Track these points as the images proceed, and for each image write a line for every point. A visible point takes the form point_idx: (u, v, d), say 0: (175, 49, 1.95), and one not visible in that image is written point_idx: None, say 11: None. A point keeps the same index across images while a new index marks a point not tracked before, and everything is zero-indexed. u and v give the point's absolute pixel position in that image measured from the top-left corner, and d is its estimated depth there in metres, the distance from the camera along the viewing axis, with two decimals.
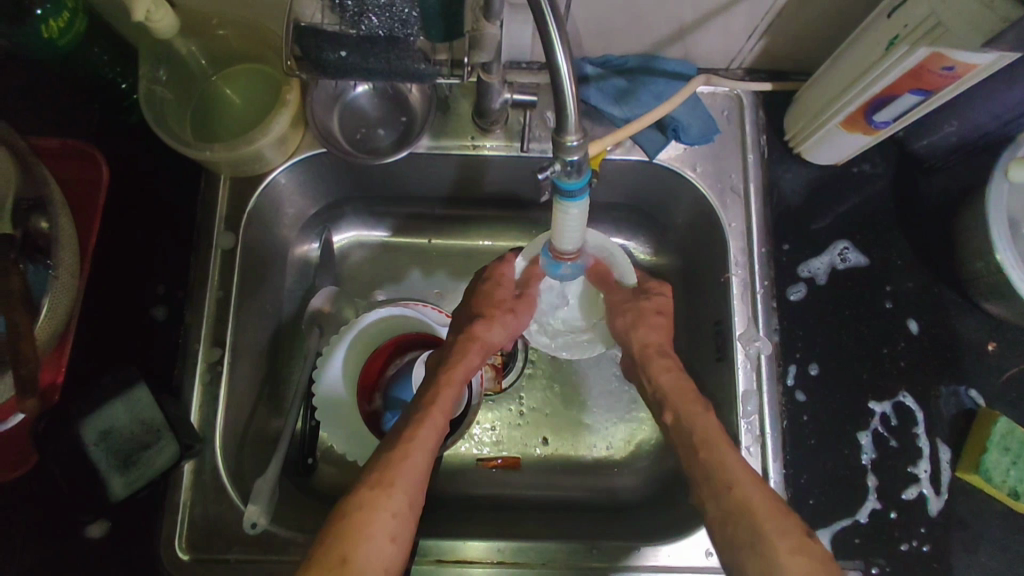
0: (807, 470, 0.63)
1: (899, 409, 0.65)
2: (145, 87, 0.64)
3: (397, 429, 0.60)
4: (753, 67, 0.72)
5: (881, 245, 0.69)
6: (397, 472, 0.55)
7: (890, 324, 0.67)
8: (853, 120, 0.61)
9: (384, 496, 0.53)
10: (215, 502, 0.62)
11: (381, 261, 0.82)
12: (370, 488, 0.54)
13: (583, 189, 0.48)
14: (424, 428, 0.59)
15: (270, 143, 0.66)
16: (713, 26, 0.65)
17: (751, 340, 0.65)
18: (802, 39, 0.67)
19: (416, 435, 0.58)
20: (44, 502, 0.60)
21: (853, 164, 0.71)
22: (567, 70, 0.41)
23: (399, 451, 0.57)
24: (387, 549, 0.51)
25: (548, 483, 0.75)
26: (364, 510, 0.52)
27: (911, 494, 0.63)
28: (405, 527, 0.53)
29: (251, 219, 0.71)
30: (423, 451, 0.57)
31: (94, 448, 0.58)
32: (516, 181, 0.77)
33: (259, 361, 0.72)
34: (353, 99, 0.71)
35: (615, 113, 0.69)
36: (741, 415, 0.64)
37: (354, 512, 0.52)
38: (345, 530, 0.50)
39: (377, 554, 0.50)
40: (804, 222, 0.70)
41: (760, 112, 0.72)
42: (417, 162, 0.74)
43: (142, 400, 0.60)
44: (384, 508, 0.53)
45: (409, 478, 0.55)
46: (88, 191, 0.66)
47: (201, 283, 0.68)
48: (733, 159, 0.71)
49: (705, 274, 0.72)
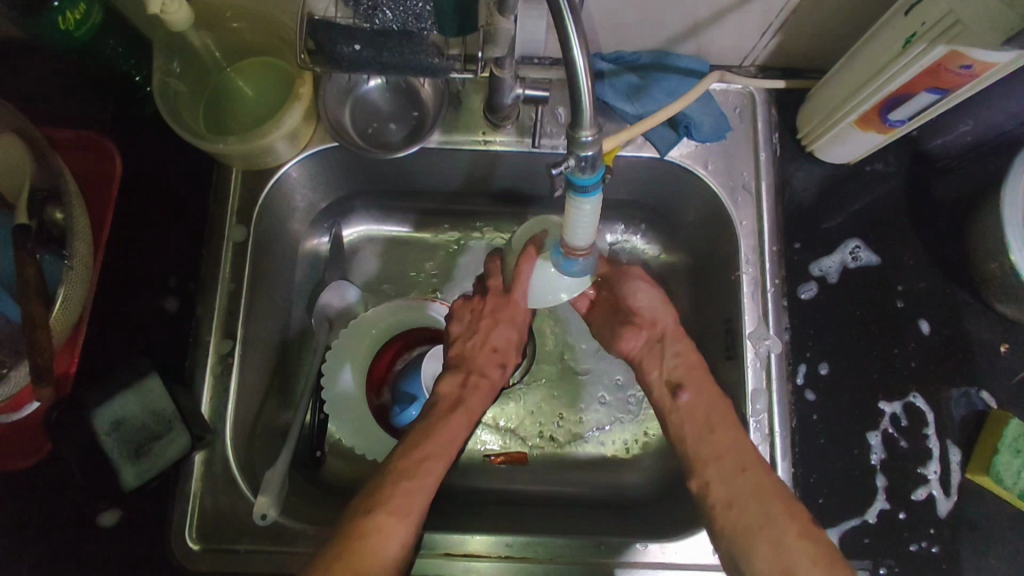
0: (816, 470, 0.63)
1: (909, 409, 0.65)
2: (159, 80, 0.65)
3: (409, 450, 0.60)
4: (766, 64, 0.72)
5: (893, 244, 0.69)
6: (411, 500, 0.56)
7: (902, 324, 0.67)
8: (868, 118, 0.61)
9: (398, 525, 0.54)
10: (226, 493, 0.63)
11: (390, 255, 0.82)
12: (387, 514, 0.54)
13: (597, 184, 0.47)
14: (436, 456, 0.60)
15: (282, 136, 0.67)
16: (726, 23, 0.64)
17: (761, 339, 0.65)
18: (816, 37, 0.66)
19: (431, 463, 0.59)
20: (56, 492, 0.60)
21: (866, 163, 0.70)
22: (583, 65, 0.41)
23: (415, 478, 0.57)
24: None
25: (556, 478, 0.75)
26: (380, 539, 0.53)
27: (921, 495, 0.63)
28: (410, 555, 0.55)
29: (263, 213, 0.71)
30: (433, 481, 0.58)
31: (106, 437, 0.58)
32: (527, 177, 0.77)
33: (269, 353, 0.72)
34: (364, 93, 0.71)
35: (627, 109, 0.68)
36: (750, 413, 0.64)
37: (371, 536, 0.53)
38: (361, 555, 0.51)
39: None
40: (816, 220, 0.69)
41: (772, 110, 0.72)
42: (427, 157, 0.74)
43: (154, 390, 0.61)
44: (395, 537, 0.54)
45: (421, 507, 0.57)
46: (102, 183, 0.67)
47: (212, 275, 0.68)
48: (744, 158, 0.71)
49: (716, 272, 0.72)
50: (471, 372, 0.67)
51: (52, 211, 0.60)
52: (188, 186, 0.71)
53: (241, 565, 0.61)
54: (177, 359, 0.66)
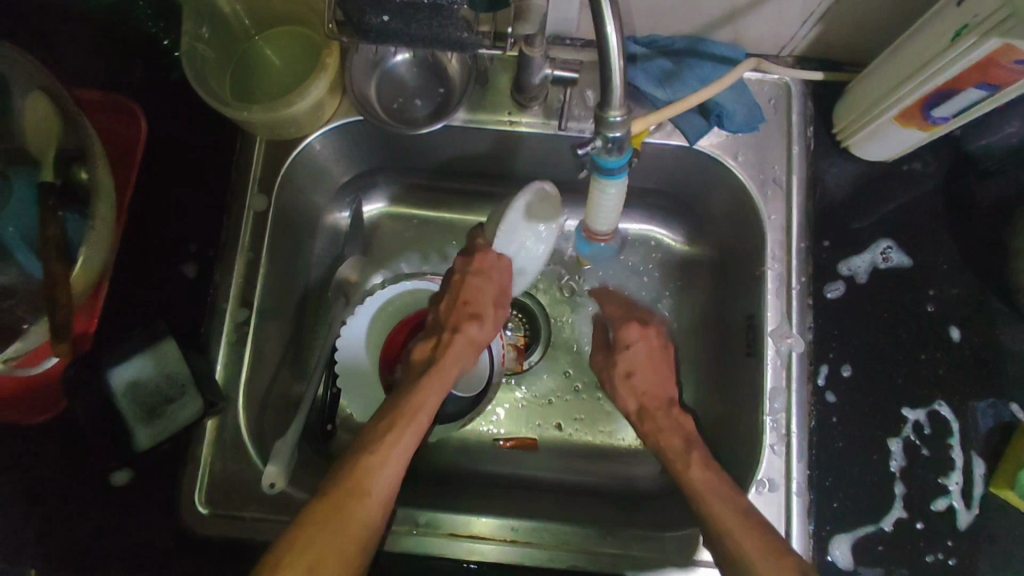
0: (832, 473, 0.62)
1: (933, 417, 0.63)
2: (187, 43, 0.64)
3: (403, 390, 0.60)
4: (805, 55, 0.70)
5: (927, 247, 0.66)
6: (399, 440, 0.56)
7: (931, 330, 0.64)
8: (909, 114, 0.59)
9: (382, 466, 0.54)
10: (236, 459, 0.63)
11: (410, 234, 0.82)
12: (371, 454, 0.54)
13: (623, 167, 0.46)
14: (428, 395, 0.60)
15: (307, 107, 0.66)
16: (768, 8, 0.62)
17: (784, 337, 0.64)
18: (860, 28, 0.64)
19: (422, 403, 0.59)
20: (71, 446, 0.61)
21: (903, 161, 0.68)
22: (614, 42, 0.39)
23: (402, 419, 0.57)
24: (377, 519, 0.53)
25: (565, 466, 0.75)
26: (363, 478, 0.53)
27: (940, 505, 0.61)
28: (395, 497, 0.55)
29: (284, 183, 0.71)
30: (421, 420, 0.58)
31: (121, 397, 0.59)
32: (552, 160, 0.75)
33: (285, 324, 0.72)
34: (391, 67, 0.70)
35: (658, 95, 0.67)
36: (767, 412, 0.63)
37: (355, 476, 0.53)
38: (346, 495, 0.52)
39: (371, 524, 0.52)
40: (848, 218, 0.67)
41: (808, 103, 0.70)
42: (452, 134, 0.73)
43: (169, 354, 0.61)
44: (381, 479, 0.54)
45: (406, 449, 0.56)
46: (127, 146, 0.68)
47: (232, 243, 0.68)
48: (776, 150, 0.69)
49: (741, 266, 0.71)
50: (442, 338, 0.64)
51: (76, 170, 0.60)
52: (212, 154, 0.71)
53: (247, 533, 0.61)
54: (194, 324, 0.66)
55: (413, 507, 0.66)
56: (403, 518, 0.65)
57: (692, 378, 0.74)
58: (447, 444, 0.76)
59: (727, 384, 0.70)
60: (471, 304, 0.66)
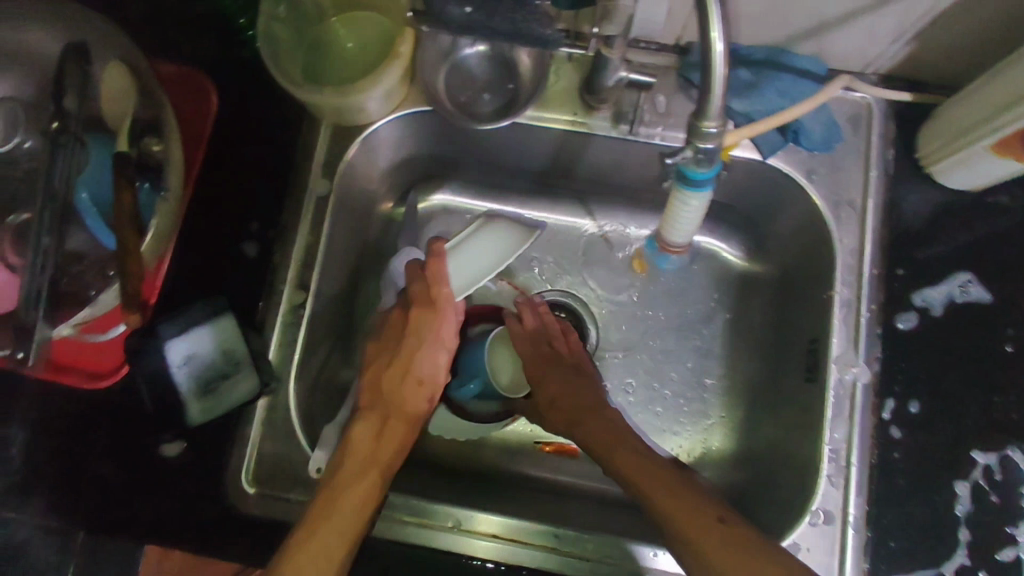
0: (891, 510, 0.59)
1: (1005, 463, 0.60)
2: (264, 24, 0.64)
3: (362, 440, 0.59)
4: (892, 73, 0.67)
5: (1009, 283, 0.63)
6: (368, 484, 0.55)
7: (1008, 370, 0.61)
8: (1005, 144, 0.56)
9: (353, 514, 0.54)
10: (284, 441, 0.64)
11: (464, 228, 0.81)
12: (340, 501, 0.54)
13: (710, 179, 0.45)
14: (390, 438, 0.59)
15: (377, 94, 0.66)
16: (861, 23, 0.60)
17: (849, 366, 0.62)
18: (956, 48, 0.61)
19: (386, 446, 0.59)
20: (127, 414, 0.62)
21: (989, 192, 0.65)
22: (720, 50, 0.38)
23: (366, 465, 0.57)
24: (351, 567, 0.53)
25: (605, 477, 0.73)
26: (326, 526, 0.52)
27: (1007, 556, 0.58)
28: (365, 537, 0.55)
29: (347, 169, 0.70)
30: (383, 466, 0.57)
31: (179, 369, 0.61)
32: (615, 164, 0.74)
33: (336, 310, 0.72)
34: (462, 60, 0.70)
35: (734, 106, 0.64)
36: (827, 441, 0.61)
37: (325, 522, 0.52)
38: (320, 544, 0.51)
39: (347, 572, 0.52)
40: (927, 247, 0.64)
41: (892, 123, 0.67)
42: (517, 131, 0.72)
43: (228, 330, 0.62)
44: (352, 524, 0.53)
45: (375, 491, 0.56)
46: (196, 120, 0.68)
47: (293, 226, 0.68)
48: (854, 171, 0.66)
49: (806, 288, 0.69)
50: (386, 416, 0.60)
51: (149, 142, 0.61)
52: (279, 134, 0.71)
53: (292, 515, 0.62)
54: (250, 303, 0.67)
55: (448, 505, 0.64)
56: (440, 515, 0.64)
57: (743, 398, 0.72)
58: (486, 443, 0.75)
59: (782, 408, 0.68)
60: (411, 361, 0.62)
